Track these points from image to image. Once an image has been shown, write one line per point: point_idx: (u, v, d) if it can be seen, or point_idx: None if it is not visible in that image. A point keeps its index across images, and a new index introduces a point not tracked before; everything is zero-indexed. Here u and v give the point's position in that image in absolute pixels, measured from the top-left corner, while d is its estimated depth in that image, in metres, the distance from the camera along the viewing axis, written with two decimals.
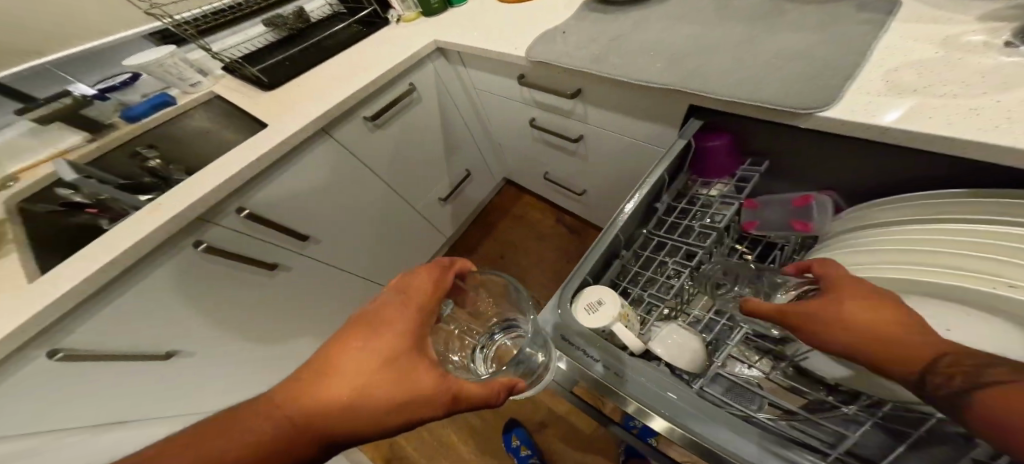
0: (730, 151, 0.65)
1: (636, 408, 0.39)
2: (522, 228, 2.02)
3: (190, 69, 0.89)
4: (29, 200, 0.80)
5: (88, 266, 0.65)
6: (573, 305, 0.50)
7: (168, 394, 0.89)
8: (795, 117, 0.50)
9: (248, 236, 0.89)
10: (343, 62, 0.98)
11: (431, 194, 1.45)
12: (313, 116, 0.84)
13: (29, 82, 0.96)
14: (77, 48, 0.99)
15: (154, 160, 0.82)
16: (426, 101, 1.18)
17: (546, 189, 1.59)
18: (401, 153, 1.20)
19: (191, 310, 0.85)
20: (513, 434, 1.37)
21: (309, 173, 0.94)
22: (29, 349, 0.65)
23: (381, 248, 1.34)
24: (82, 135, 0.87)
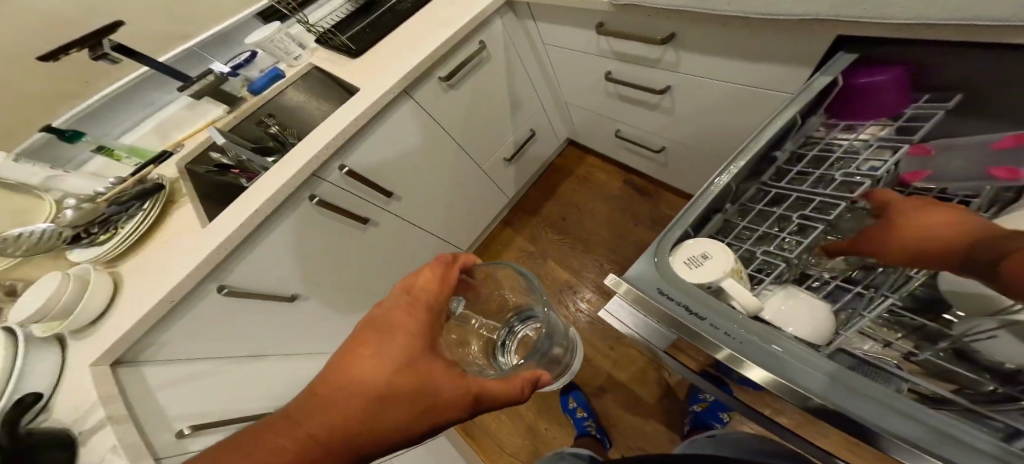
0: (901, 87, 0.52)
1: (730, 355, 0.39)
2: (585, 190, 1.96)
3: (293, 44, 0.99)
4: (194, 162, 0.97)
5: (239, 218, 0.79)
6: (671, 257, 0.50)
7: (293, 327, 1.10)
8: (1018, 35, 0.38)
9: (347, 193, 1.00)
10: (417, 23, 0.98)
11: (497, 155, 1.46)
12: (397, 77, 0.88)
13: (185, 63, 1.14)
14: (211, 31, 1.15)
15: (274, 127, 0.99)
16: (495, 60, 1.15)
17: (616, 147, 1.50)
18: (471, 114, 1.21)
19: (308, 256, 1.01)
20: (570, 397, 1.43)
21: (394, 134, 1.01)
22: (206, 284, 0.83)
23: (453, 208, 1.42)
24: (222, 107, 1.02)
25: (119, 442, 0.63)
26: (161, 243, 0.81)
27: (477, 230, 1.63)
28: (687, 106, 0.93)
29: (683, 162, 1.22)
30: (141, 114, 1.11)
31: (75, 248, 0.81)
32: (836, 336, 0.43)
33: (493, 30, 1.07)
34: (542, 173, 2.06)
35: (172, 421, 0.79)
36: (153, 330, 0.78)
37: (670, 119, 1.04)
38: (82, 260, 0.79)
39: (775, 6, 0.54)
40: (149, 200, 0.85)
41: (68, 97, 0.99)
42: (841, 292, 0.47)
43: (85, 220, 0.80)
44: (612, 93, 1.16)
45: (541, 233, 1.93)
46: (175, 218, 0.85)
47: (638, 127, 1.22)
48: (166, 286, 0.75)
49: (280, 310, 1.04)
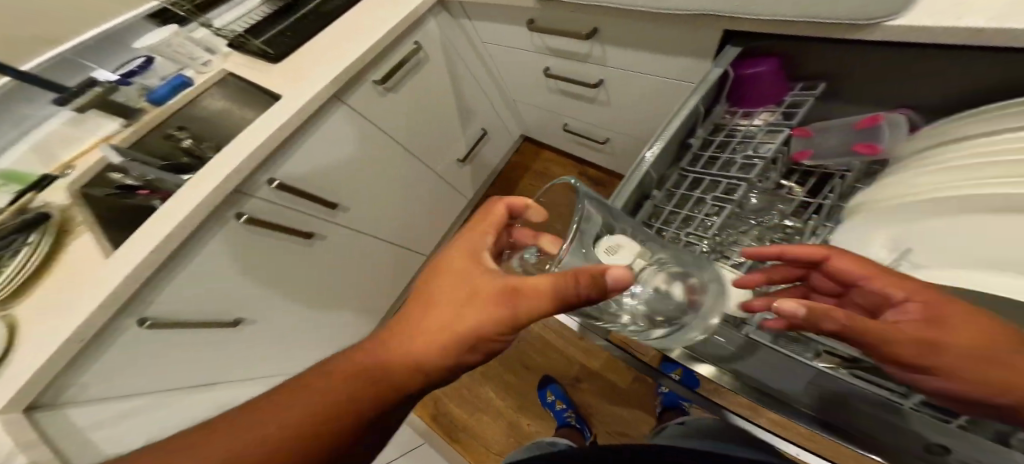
0: (778, 75, 0.58)
1: (680, 354, 0.41)
2: (543, 185, 1.99)
3: (197, 48, 0.93)
4: (90, 185, 0.86)
5: (149, 244, 0.71)
6: None
7: (234, 355, 1.02)
8: (857, 31, 0.44)
9: (281, 207, 0.94)
10: (345, 24, 0.94)
11: (450, 157, 1.44)
12: (325, 82, 0.84)
13: (58, 72, 1.00)
14: (86, 36, 1.03)
15: (186, 140, 0.90)
16: (435, 60, 1.12)
17: (566, 142, 1.53)
18: (415, 116, 1.18)
19: (244, 277, 0.94)
20: (548, 390, 1.46)
21: (330, 141, 0.96)
22: (123, 319, 0.75)
23: (408, 213, 1.39)
24: (118, 121, 0.91)
25: None
26: (57, 279, 0.72)
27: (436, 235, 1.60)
28: (622, 100, 0.97)
29: (628, 153, 1.27)
30: (17, 133, 0.96)
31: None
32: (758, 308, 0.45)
33: (428, 30, 1.04)
34: (499, 172, 2.07)
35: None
36: (68, 374, 0.69)
37: (610, 113, 1.08)
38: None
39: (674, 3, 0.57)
40: (38, 231, 0.74)
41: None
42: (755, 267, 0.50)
43: None
44: (555, 90, 1.18)
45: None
46: (73, 249, 0.75)
47: (584, 121, 1.26)
48: (69, 326, 0.66)
49: (220, 338, 0.96)
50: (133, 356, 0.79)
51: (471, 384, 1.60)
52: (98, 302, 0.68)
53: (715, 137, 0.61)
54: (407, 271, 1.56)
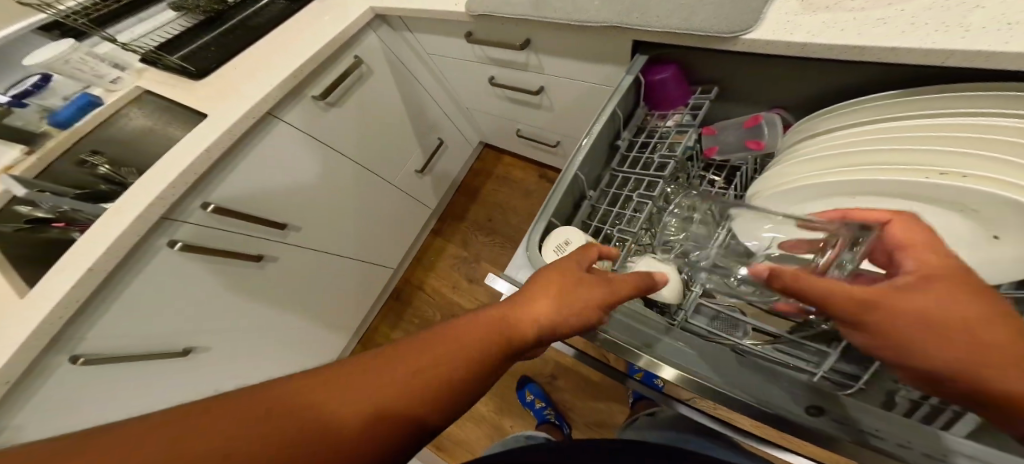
0: (678, 81, 0.64)
1: (647, 361, 0.43)
2: (507, 188, 2.02)
3: (103, 64, 0.84)
4: None
5: (66, 281, 0.66)
6: (540, 249, 0.55)
7: (182, 392, 0.96)
8: (719, 42, 0.50)
9: (223, 230, 0.90)
10: (276, 40, 0.92)
11: (407, 167, 1.43)
12: (258, 99, 0.82)
13: None
14: None
15: (103, 167, 0.84)
16: (379, 73, 1.12)
17: (522, 146, 1.57)
18: (364, 128, 1.16)
19: (186, 307, 0.89)
20: (526, 390, 1.48)
21: (271, 158, 0.93)
22: (51, 358, 0.70)
23: (368, 227, 1.36)
24: (19, 148, 0.83)
25: None
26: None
27: (401, 246, 1.58)
28: (564, 105, 1.02)
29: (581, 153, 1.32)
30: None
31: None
32: (691, 293, 0.51)
33: (368, 43, 1.04)
34: (462, 179, 2.07)
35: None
36: None
37: (557, 117, 1.13)
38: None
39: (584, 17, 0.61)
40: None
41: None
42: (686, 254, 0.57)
43: None
44: (504, 97, 1.21)
45: (470, 237, 1.94)
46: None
47: (535, 125, 1.30)
48: None
49: (166, 372, 0.91)
50: (58, 395, 0.74)
51: None
52: (10, 350, 0.62)
53: (637, 139, 0.67)
54: (373, 286, 1.52)
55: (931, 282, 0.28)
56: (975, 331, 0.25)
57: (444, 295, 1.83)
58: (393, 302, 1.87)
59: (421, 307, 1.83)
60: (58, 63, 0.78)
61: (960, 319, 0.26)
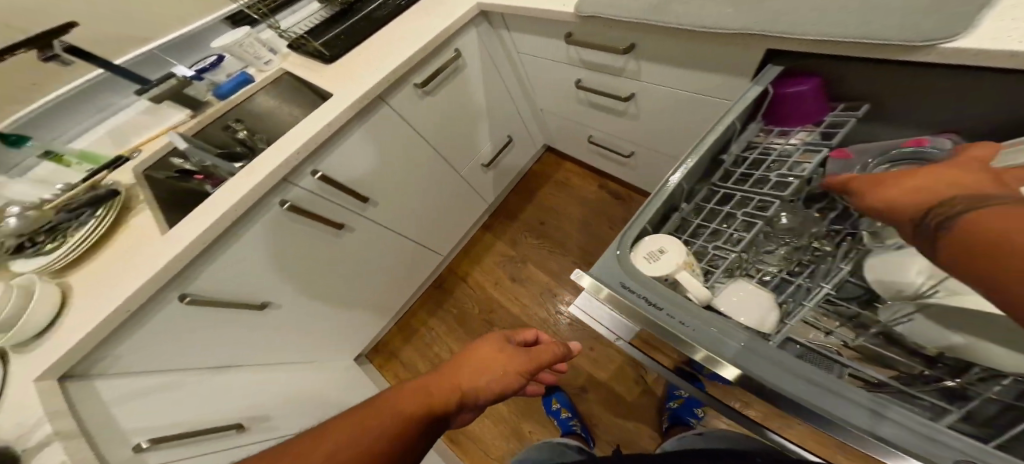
0: (819, 95, 0.59)
1: (705, 356, 0.41)
2: (564, 194, 2.01)
3: (263, 48, 0.99)
4: (154, 169, 0.94)
5: (202, 224, 0.76)
6: (631, 251, 0.52)
7: (256, 340, 1.05)
8: (910, 51, 0.45)
9: (320, 196, 0.98)
10: (391, 31, 1.00)
11: (475, 161, 1.48)
12: (372, 83, 0.90)
13: (143, 66, 1.10)
14: (174, 34, 1.13)
15: (242, 132, 0.98)
16: (471, 68, 1.17)
17: (590, 153, 1.55)
18: (447, 119, 1.22)
19: (277, 262, 0.99)
20: (553, 398, 1.44)
21: (369, 137, 1.01)
22: (168, 291, 0.80)
23: (430, 213, 1.42)
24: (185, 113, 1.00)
25: (68, 457, 0.58)
26: (116, 250, 0.77)
27: (452, 237, 1.63)
28: (652, 115, 0.99)
29: (653, 167, 1.27)
30: (92, 119, 1.06)
31: (19, 259, 0.75)
32: (784, 325, 0.46)
33: (468, 40, 1.09)
34: (520, 180, 2.10)
35: (127, 435, 0.74)
36: (108, 342, 0.74)
37: (639, 127, 1.10)
38: (21, 269, 0.74)
39: (717, 22, 0.59)
40: (103, 206, 0.80)
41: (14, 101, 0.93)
42: (785, 284, 0.53)
43: (33, 227, 0.76)
44: (584, 102, 1.20)
45: (520, 237, 1.95)
46: (134, 223, 0.81)
47: (611, 133, 1.27)
48: (122, 295, 0.71)
49: (250, 319, 1.01)
50: (167, 328, 0.83)
51: None
52: (146, 276, 0.72)
53: (748, 155, 0.62)
54: (421, 272, 1.59)
55: (948, 168, 0.32)
56: (935, 186, 0.29)
57: (487, 290, 1.85)
58: (438, 289, 1.93)
59: (461, 298, 1.87)
60: (232, 45, 0.93)
61: (927, 183, 0.30)
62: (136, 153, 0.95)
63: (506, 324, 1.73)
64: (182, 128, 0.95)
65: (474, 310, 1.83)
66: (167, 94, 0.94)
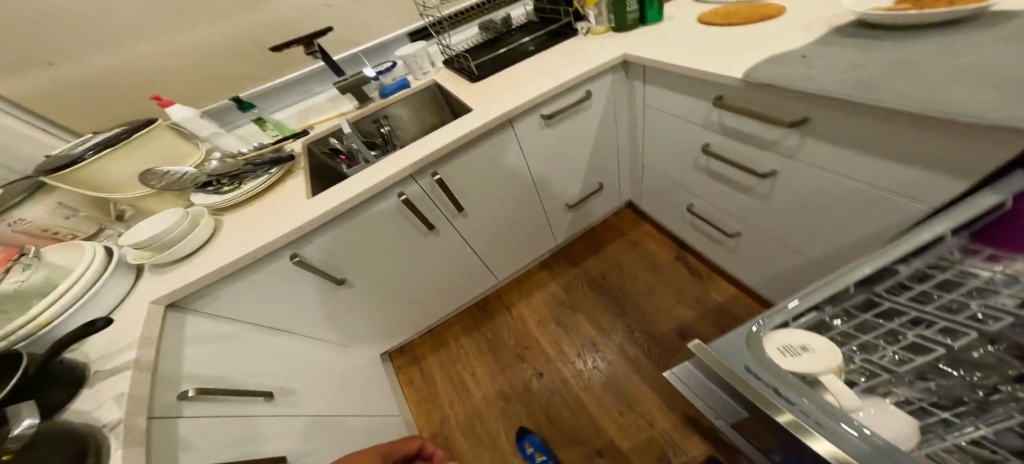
0: None
1: (791, 421, 0.30)
2: (634, 253, 1.89)
3: (427, 62, 1.23)
4: (316, 144, 1.09)
5: (334, 199, 0.82)
6: (768, 335, 0.41)
7: (326, 313, 1.09)
8: None
9: (430, 198, 1.02)
10: (535, 65, 1.08)
11: (563, 200, 1.47)
12: (511, 107, 0.95)
13: (348, 63, 1.23)
14: (377, 40, 1.24)
15: (386, 127, 1.21)
16: (594, 110, 1.19)
17: (682, 222, 1.48)
18: (557, 152, 1.24)
19: (371, 249, 1.02)
20: (525, 441, 1.35)
21: (489, 154, 1.05)
22: (285, 249, 0.86)
23: (506, 235, 1.42)
24: (352, 104, 1.21)
25: (125, 391, 0.55)
26: (265, 202, 0.86)
27: (519, 262, 1.58)
28: (791, 197, 0.90)
29: (761, 252, 1.16)
30: (295, 99, 1.21)
31: (202, 194, 0.87)
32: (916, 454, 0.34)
33: (601, 84, 1.12)
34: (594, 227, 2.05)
35: (179, 378, 0.68)
36: (215, 284, 0.80)
37: (763, 206, 1.02)
38: (199, 202, 0.86)
39: (961, 108, 0.48)
40: (276, 166, 0.92)
41: (240, 76, 1.10)
42: (923, 415, 0.41)
43: (225, 170, 0.87)
44: (701, 168, 1.15)
45: (576, 284, 1.85)
46: (286, 184, 0.91)
47: (715, 205, 1.21)
48: (253, 242, 0.77)
49: (332, 291, 1.05)
50: (269, 281, 0.88)
51: (488, 419, 1.50)
52: (277, 234, 0.77)
53: (938, 272, 0.48)
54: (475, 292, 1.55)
55: None
56: None
57: (529, 325, 1.75)
58: (482, 310, 1.88)
59: (499, 326, 1.79)
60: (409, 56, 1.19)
61: None
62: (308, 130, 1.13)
63: (536, 364, 1.60)
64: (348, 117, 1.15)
65: (507, 339, 1.73)
66: (351, 87, 1.14)
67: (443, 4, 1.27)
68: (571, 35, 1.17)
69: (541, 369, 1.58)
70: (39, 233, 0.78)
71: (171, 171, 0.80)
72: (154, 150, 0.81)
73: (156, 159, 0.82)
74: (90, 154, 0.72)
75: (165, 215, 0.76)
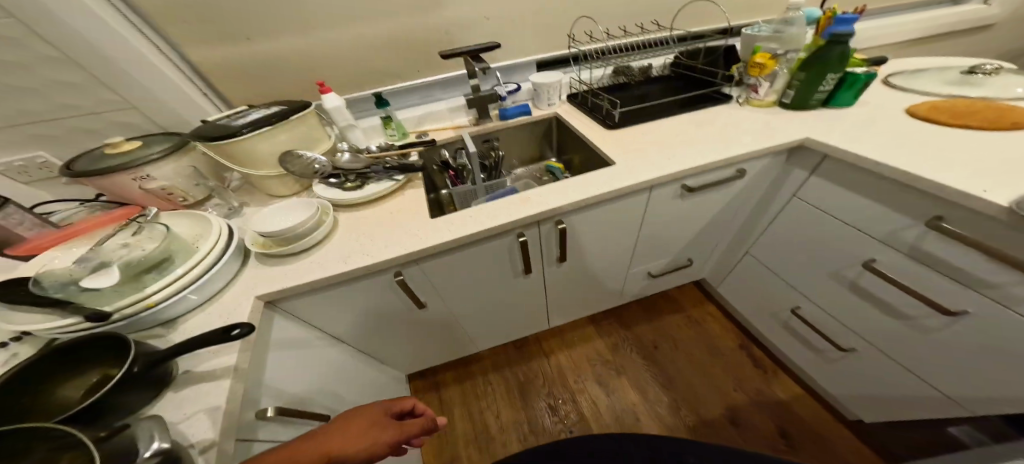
0: None
1: None
2: (698, 335, 1.51)
3: (556, 94, 1.16)
4: (427, 152, 1.06)
5: (463, 226, 0.74)
6: None
7: (393, 338, 0.98)
8: None
9: (541, 242, 0.92)
10: (688, 126, 0.97)
11: (646, 268, 1.28)
12: (667, 169, 0.84)
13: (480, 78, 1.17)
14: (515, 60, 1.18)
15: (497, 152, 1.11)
16: (733, 188, 1.02)
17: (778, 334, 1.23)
18: (678, 222, 1.09)
19: (465, 283, 0.92)
20: None
21: (618, 210, 0.93)
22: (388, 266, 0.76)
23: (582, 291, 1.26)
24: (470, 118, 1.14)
25: (218, 404, 0.48)
26: (384, 212, 0.80)
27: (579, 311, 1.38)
28: (988, 350, 0.70)
29: (889, 388, 0.93)
30: (416, 99, 1.15)
31: (322, 183, 0.83)
32: None
33: (759, 164, 0.96)
34: (654, 295, 1.69)
35: (262, 392, 0.58)
36: (313, 292, 0.69)
37: (926, 347, 0.80)
38: (319, 192, 0.82)
39: None
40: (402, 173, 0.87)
41: (383, 76, 1.05)
42: None
43: (351, 166, 0.84)
44: (836, 275, 0.94)
45: (624, 345, 1.51)
46: (405, 194, 0.85)
47: (836, 318, 0.99)
48: (370, 254, 0.69)
49: (409, 318, 0.94)
50: (362, 300, 0.79)
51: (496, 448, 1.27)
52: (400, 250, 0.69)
53: None
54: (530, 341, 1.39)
55: None
56: None
57: (565, 377, 1.44)
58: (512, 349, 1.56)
59: (530, 372, 1.47)
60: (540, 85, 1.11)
61: None
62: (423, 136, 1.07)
63: (569, 417, 1.33)
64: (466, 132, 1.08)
65: (541, 386, 1.42)
66: (478, 104, 1.07)
67: (590, 40, 1.21)
68: (725, 100, 1.05)
69: (571, 424, 1.31)
70: (160, 192, 0.75)
71: (306, 156, 0.81)
72: (297, 134, 0.81)
73: (294, 140, 0.81)
74: (244, 130, 0.72)
75: (299, 209, 0.72)
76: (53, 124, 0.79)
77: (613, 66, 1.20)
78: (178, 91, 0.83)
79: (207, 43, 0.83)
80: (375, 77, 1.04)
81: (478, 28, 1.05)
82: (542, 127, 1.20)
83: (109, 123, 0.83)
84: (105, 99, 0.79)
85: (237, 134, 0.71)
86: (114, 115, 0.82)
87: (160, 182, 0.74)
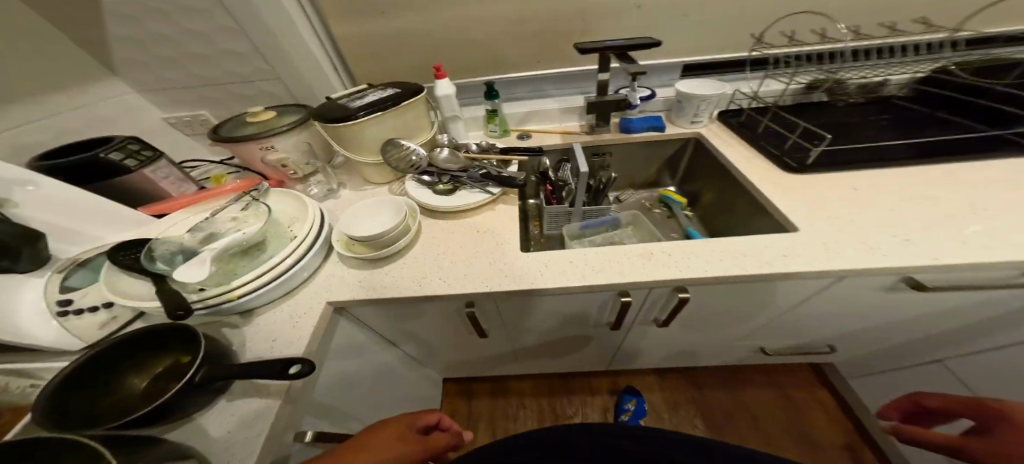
0: None
1: None
2: (800, 434, 1.07)
3: (708, 110, 0.87)
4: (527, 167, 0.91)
5: (560, 277, 0.59)
6: None
7: (445, 354, 0.89)
8: None
9: (643, 305, 0.70)
10: (932, 191, 0.62)
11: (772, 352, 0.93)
12: (891, 259, 0.54)
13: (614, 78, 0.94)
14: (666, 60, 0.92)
15: (607, 173, 0.90)
16: (995, 304, 0.62)
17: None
18: (857, 323, 0.74)
19: (536, 323, 0.77)
20: None
21: (777, 295, 0.65)
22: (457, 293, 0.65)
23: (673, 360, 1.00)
24: (584, 124, 0.93)
25: (261, 429, 0.44)
26: (471, 229, 0.70)
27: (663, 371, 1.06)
28: None
29: None
30: (526, 93, 0.98)
31: (412, 179, 0.76)
32: None
33: None
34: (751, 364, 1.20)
35: (303, 412, 0.53)
36: (377, 307, 0.63)
37: None
38: (408, 188, 0.75)
39: None
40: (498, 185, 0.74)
41: (503, 64, 0.92)
42: None
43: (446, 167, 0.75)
44: None
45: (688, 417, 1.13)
46: (499, 211, 0.73)
47: None
48: (448, 282, 0.61)
49: (465, 342, 0.84)
50: (425, 320, 0.70)
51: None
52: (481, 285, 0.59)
53: None
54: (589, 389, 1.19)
55: None
56: None
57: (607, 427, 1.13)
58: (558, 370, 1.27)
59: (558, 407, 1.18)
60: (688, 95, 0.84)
61: None
62: (528, 138, 0.91)
63: None
64: (577, 142, 0.88)
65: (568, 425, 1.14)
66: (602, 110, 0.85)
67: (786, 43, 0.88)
68: None
69: None
70: (277, 165, 0.76)
71: (406, 147, 0.75)
72: (403, 124, 0.75)
73: (397, 128, 0.75)
74: (363, 113, 0.69)
75: (388, 212, 0.67)
76: (217, 88, 0.85)
77: (815, 80, 0.87)
78: (316, 68, 0.83)
79: (353, 17, 0.81)
80: (495, 64, 0.93)
81: (639, 18, 0.83)
82: (672, 149, 0.94)
83: (260, 92, 0.87)
84: (258, 68, 0.82)
85: (354, 117, 0.68)
86: (263, 85, 0.85)
87: (280, 155, 0.75)
